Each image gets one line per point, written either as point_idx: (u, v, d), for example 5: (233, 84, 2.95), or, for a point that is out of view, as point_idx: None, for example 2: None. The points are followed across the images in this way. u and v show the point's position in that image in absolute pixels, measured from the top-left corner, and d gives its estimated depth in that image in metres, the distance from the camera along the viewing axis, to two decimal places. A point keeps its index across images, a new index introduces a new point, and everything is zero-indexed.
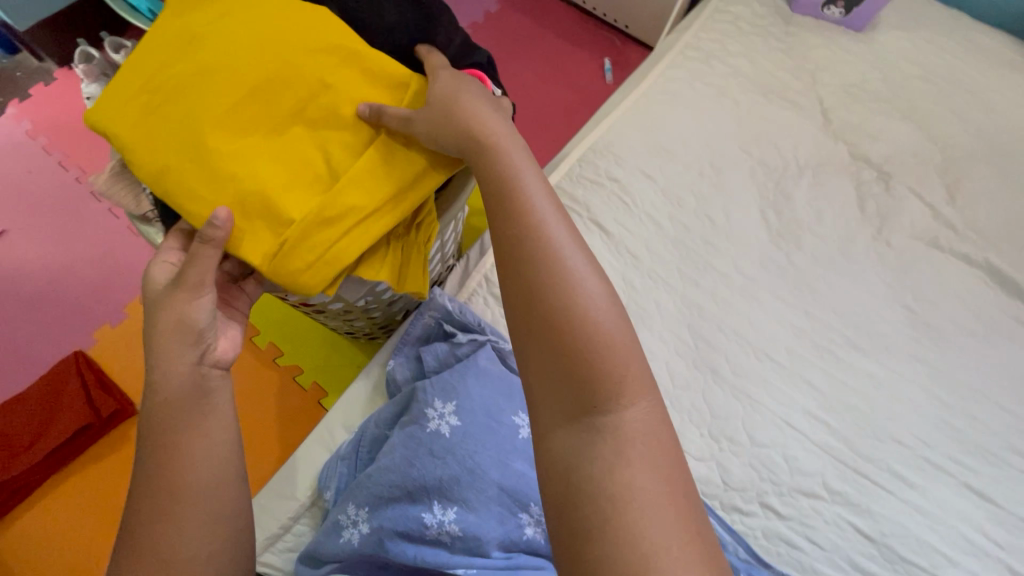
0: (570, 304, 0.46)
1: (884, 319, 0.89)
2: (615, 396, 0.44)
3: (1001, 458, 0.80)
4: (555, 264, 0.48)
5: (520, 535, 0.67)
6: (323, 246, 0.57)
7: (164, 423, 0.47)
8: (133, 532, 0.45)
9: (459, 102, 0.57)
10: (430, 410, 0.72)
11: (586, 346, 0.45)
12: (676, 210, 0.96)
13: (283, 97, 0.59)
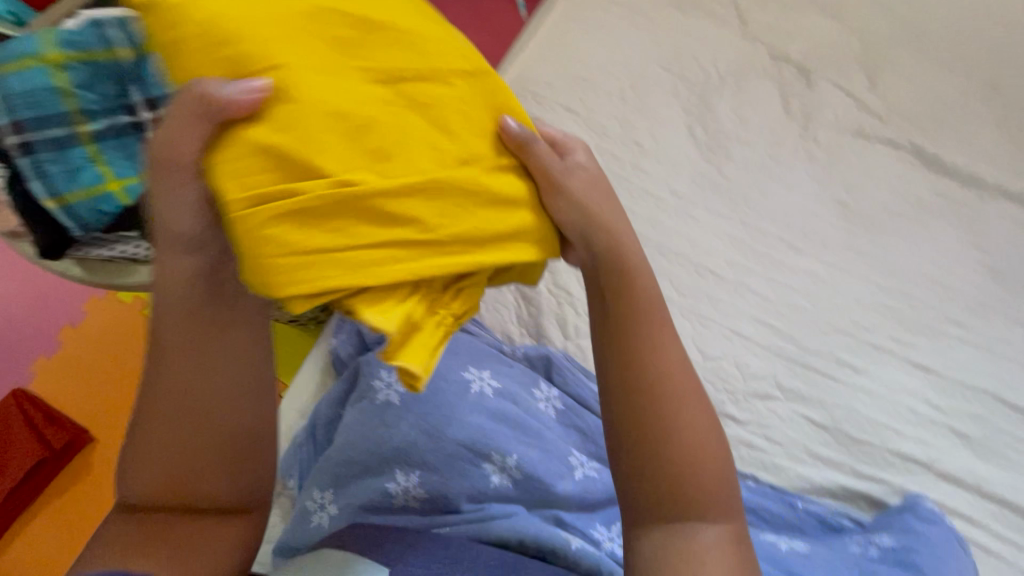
0: (676, 424, 0.44)
1: (819, 216, 0.90)
2: (699, 518, 0.44)
3: (942, 336, 0.84)
4: (676, 381, 0.45)
5: (487, 484, 0.68)
6: (349, 236, 0.39)
7: (176, 330, 0.46)
8: (141, 436, 0.47)
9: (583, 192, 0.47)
10: (376, 381, 0.73)
11: (688, 466, 0.44)
12: (604, 140, 0.94)
13: (403, 69, 0.43)
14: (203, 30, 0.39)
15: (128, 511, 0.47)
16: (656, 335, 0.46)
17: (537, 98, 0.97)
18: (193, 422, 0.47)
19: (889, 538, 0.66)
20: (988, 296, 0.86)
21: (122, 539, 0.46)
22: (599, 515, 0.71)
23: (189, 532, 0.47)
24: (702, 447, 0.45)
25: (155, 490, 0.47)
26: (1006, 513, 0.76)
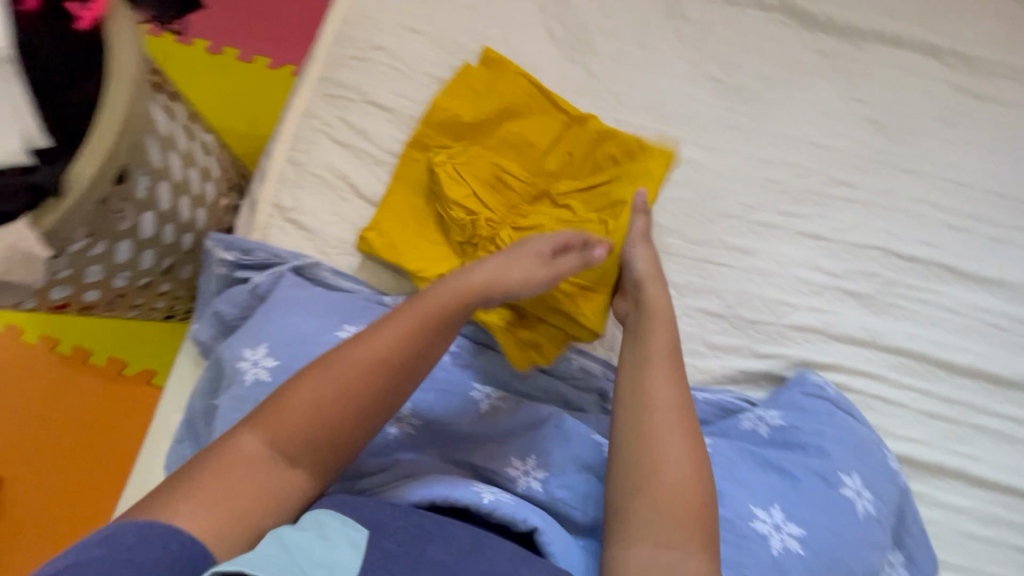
0: (664, 439, 0.61)
1: (694, 99, 0.87)
2: (676, 523, 0.57)
3: (827, 201, 0.84)
4: (676, 421, 0.62)
5: (387, 435, 0.73)
6: (586, 278, 0.81)
7: (411, 335, 0.59)
8: (315, 393, 0.56)
9: (643, 287, 0.73)
10: (242, 362, 0.67)
11: (672, 497, 0.58)
12: (457, 57, 0.87)
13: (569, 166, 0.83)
14: (574, 149, 0.83)
15: (252, 440, 0.54)
16: (658, 379, 0.65)
17: (376, 23, 0.88)
18: (361, 416, 0.56)
19: (779, 415, 0.72)
20: (866, 152, 0.86)
21: (225, 465, 0.52)
22: (495, 446, 0.74)
23: (257, 496, 0.51)
24: (687, 487, 0.59)
25: (282, 438, 0.54)
26: (900, 359, 0.78)
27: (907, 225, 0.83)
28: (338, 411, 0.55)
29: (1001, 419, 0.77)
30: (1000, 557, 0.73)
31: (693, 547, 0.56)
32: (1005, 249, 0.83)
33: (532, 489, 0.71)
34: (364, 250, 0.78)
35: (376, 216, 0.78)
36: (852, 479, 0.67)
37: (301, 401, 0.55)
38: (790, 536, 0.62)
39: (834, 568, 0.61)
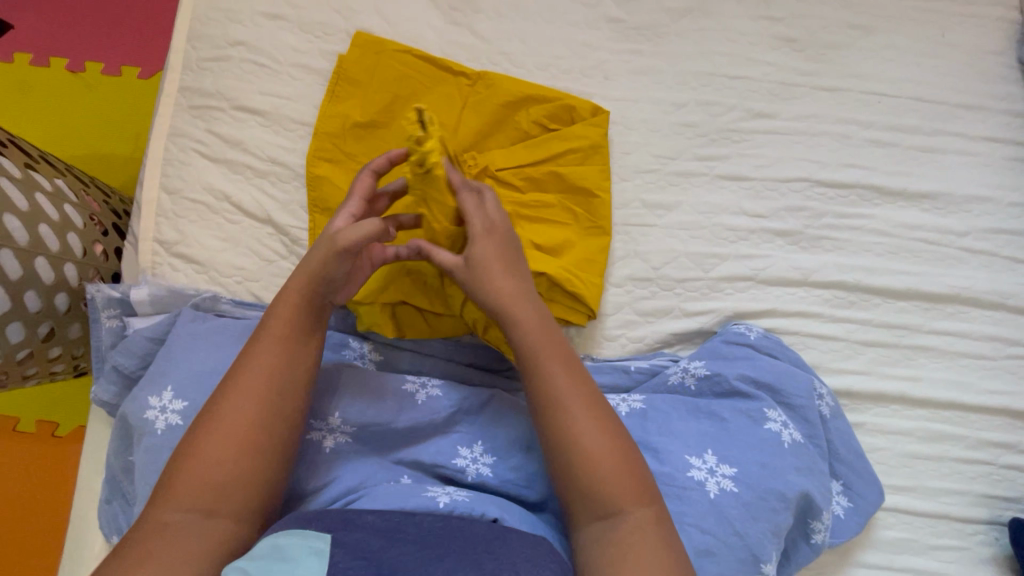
0: (575, 421, 0.55)
1: (594, 47, 0.80)
2: (611, 503, 0.52)
3: (747, 136, 0.79)
4: (583, 398, 0.56)
5: (323, 450, 0.67)
6: (570, 249, 0.73)
7: (275, 344, 0.57)
8: (201, 438, 0.52)
9: (489, 268, 0.60)
10: (146, 411, 0.61)
11: (599, 470, 0.53)
12: (326, 40, 0.78)
13: (500, 138, 0.77)
14: (496, 99, 0.77)
15: (168, 509, 0.49)
16: (549, 361, 0.57)
17: (229, 13, 0.78)
18: (255, 444, 0.53)
19: (702, 364, 0.70)
20: (783, 75, 0.81)
21: (148, 544, 0.47)
22: (436, 440, 0.70)
23: (193, 556, 0.47)
24: (609, 458, 0.53)
25: (192, 494, 0.50)
26: (834, 293, 0.76)
27: (831, 150, 0.79)
28: (231, 445, 0.52)
29: (939, 336, 0.76)
30: (944, 471, 0.74)
31: (630, 495, 0.52)
32: (933, 159, 0.79)
33: (483, 475, 0.68)
34: None
35: None
36: (777, 412, 0.67)
37: (196, 456, 0.51)
38: (724, 477, 0.62)
39: (769, 498, 0.62)
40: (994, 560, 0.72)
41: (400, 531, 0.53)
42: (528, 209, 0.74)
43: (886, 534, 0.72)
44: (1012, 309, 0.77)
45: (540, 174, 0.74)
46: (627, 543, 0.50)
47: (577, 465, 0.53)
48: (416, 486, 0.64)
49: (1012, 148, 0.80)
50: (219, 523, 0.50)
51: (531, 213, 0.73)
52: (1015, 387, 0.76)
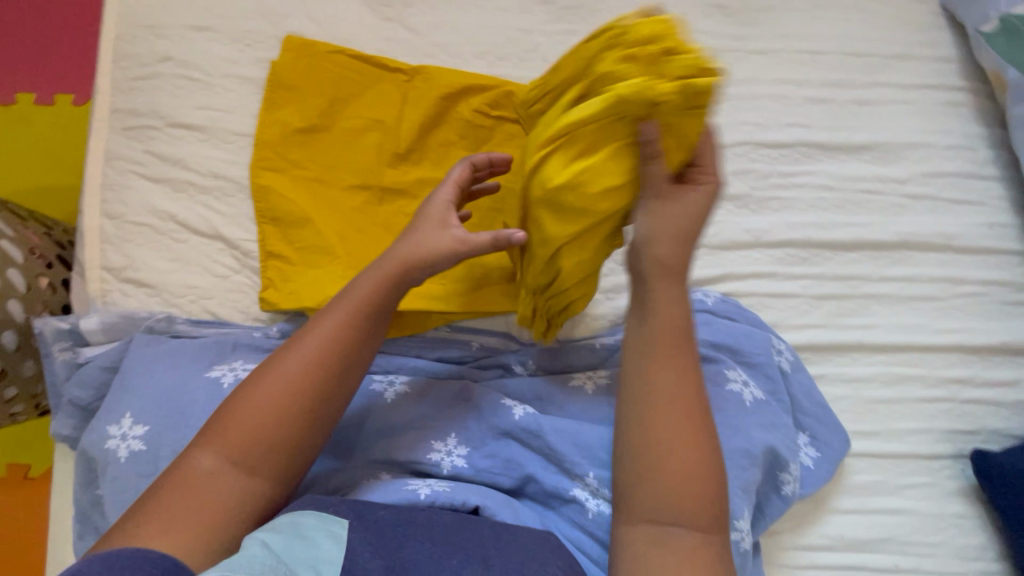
0: (676, 415, 0.55)
1: (529, 30, 0.81)
2: (677, 513, 0.53)
3: None
4: (681, 394, 0.56)
5: None
6: None
7: (348, 322, 0.58)
8: (260, 395, 0.54)
9: (659, 238, 0.59)
10: (106, 441, 0.60)
11: (679, 472, 0.53)
12: (256, 47, 0.77)
13: (448, 130, 0.78)
14: (437, 91, 0.77)
15: (209, 454, 0.52)
16: (669, 353, 0.57)
17: (153, 29, 0.76)
18: (303, 418, 0.55)
19: None
20: (717, 42, 0.82)
21: (189, 485, 0.51)
22: (407, 435, 0.70)
23: (221, 513, 0.50)
24: (684, 464, 0.54)
25: (237, 448, 0.52)
26: (786, 251, 0.78)
27: (770, 111, 0.81)
28: (288, 415, 0.54)
29: (891, 283, 0.78)
30: (907, 412, 0.76)
31: (693, 513, 0.53)
32: (868, 111, 0.82)
33: (458, 467, 0.69)
34: (269, 310, 0.72)
35: (266, 272, 0.72)
36: (737, 371, 0.68)
37: (247, 412, 0.53)
38: None
39: (735, 457, 0.63)
40: (962, 492, 0.75)
41: (410, 521, 0.55)
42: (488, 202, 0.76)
43: (857, 479, 0.74)
44: (958, 249, 0.79)
45: None
46: (677, 552, 0.52)
47: (661, 459, 0.54)
48: (395, 481, 0.66)
49: (945, 93, 0.83)
50: (254, 486, 0.52)
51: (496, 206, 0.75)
52: (967, 324, 0.78)
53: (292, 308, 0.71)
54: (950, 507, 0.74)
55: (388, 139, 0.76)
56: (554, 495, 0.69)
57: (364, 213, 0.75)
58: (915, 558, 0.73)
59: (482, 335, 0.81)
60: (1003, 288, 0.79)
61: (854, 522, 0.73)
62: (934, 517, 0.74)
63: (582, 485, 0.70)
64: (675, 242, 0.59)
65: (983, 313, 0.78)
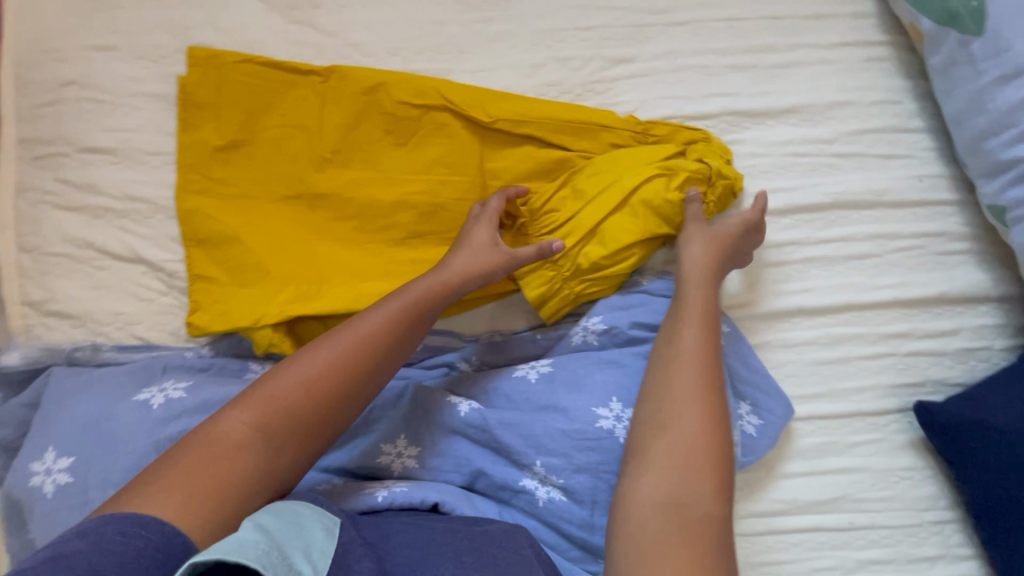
0: (693, 382, 0.60)
1: (443, 21, 0.80)
2: (691, 476, 0.54)
3: (608, 83, 0.79)
4: (697, 374, 0.60)
5: None
6: None
7: (396, 312, 0.62)
8: (303, 371, 0.56)
9: (696, 245, 0.70)
10: (31, 477, 0.59)
11: (691, 432, 0.57)
12: (162, 63, 0.75)
13: (373, 127, 0.75)
14: (355, 89, 0.74)
15: (237, 425, 0.53)
16: (688, 331, 0.64)
17: (53, 53, 0.74)
18: (333, 411, 0.56)
19: (601, 320, 0.74)
20: (635, 17, 0.81)
21: (210, 452, 0.51)
22: (356, 442, 0.71)
23: (232, 486, 0.50)
24: (697, 432, 0.57)
25: (267, 424, 0.53)
26: None
27: (694, 82, 0.80)
28: (326, 397, 0.56)
29: (827, 244, 0.78)
30: (851, 371, 0.77)
31: (704, 482, 0.54)
32: (792, 75, 0.81)
33: (409, 468, 0.69)
34: (199, 334, 0.70)
35: (197, 295, 0.70)
36: None
37: (285, 391, 0.55)
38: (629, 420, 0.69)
39: None
40: (910, 444, 0.76)
41: (388, 535, 0.56)
42: (421, 199, 0.74)
43: (805, 442, 0.75)
44: (890, 204, 0.79)
45: (424, 161, 0.75)
46: (688, 512, 0.52)
47: (673, 419, 0.58)
48: (347, 488, 0.66)
49: (866, 50, 0.83)
50: (276, 468, 0.53)
51: (429, 202, 0.74)
52: (904, 278, 0.78)
53: (225, 329, 0.69)
54: (900, 460, 0.75)
55: (310, 144, 0.74)
56: (504, 487, 0.69)
57: (292, 222, 0.73)
58: (868, 514, 0.74)
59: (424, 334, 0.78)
60: (938, 239, 0.79)
61: (806, 486, 0.74)
62: (885, 472, 0.75)
63: (531, 474, 0.69)
64: (711, 252, 0.70)
65: (919, 265, 0.79)
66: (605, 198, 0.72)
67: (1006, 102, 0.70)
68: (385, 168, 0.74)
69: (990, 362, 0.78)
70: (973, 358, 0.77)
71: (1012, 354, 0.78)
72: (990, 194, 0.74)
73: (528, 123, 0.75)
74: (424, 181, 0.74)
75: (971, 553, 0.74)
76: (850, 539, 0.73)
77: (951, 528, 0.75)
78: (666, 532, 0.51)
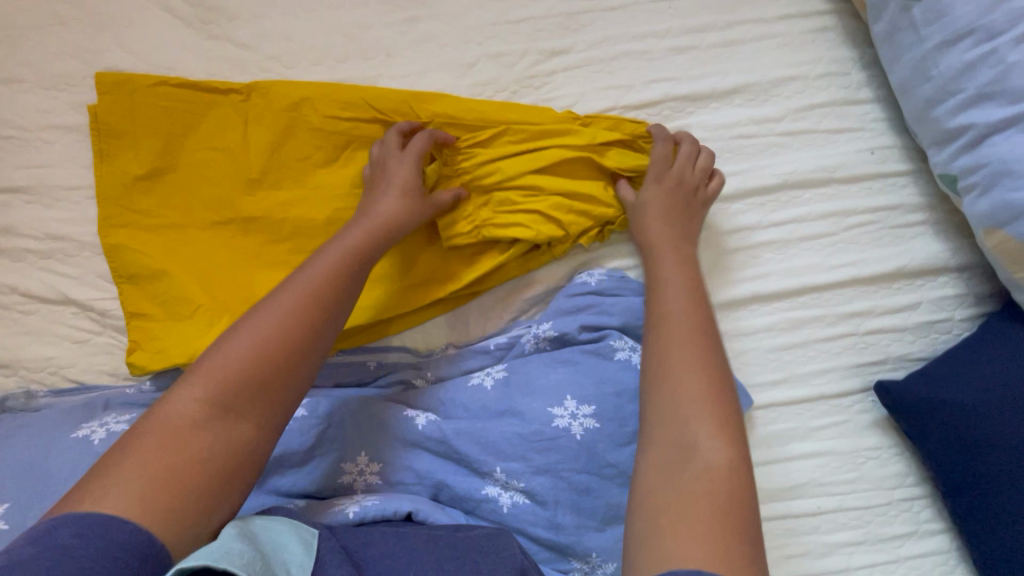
0: (680, 338, 0.57)
1: (367, 25, 0.76)
2: (698, 433, 0.50)
3: (543, 76, 0.76)
4: (688, 330, 0.58)
5: None
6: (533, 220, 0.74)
7: (339, 258, 0.58)
8: (249, 330, 0.51)
9: (651, 210, 0.70)
10: None
11: (691, 389, 0.53)
12: (72, 91, 0.71)
13: (302, 142, 0.72)
14: (279, 105, 0.71)
15: (188, 401, 0.47)
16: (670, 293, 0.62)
17: None
18: (291, 368, 0.51)
19: (550, 326, 0.73)
20: (568, 5, 0.78)
21: (162, 438, 0.45)
22: (314, 463, 0.67)
23: (196, 467, 0.44)
24: (695, 383, 0.53)
25: (221, 397, 0.47)
26: None
27: (634, 69, 0.77)
28: (280, 352, 0.50)
29: (781, 227, 0.76)
30: (812, 354, 0.75)
31: (712, 433, 0.50)
32: (735, 53, 0.79)
33: (372, 484, 0.67)
34: (139, 372, 0.67)
35: (131, 334, 0.68)
36: (622, 339, 0.71)
37: (231, 355, 0.49)
38: (585, 417, 0.66)
39: (627, 422, 0.67)
40: (875, 423, 0.75)
41: (368, 544, 0.53)
42: None
43: (769, 430, 0.74)
44: (842, 180, 0.77)
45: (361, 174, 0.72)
46: (697, 470, 0.47)
47: (668, 378, 0.54)
48: (318, 507, 0.63)
49: (810, 21, 0.80)
50: (241, 439, 0.47)
51: None
52: (861, 255, 0.76)
53: (162, 367, 0.67)
54: (866, 441, 0.75)
55: (237, 167, 0.71)
56: (466, 499, 0.66)
57: (226, 248, 0.70)
58: (837, 497, 0.73)
59: (377, 352, 0.76)
60: (892, 212, 0.77)
61: (774, 474, 0.73)
62: (851, 454, 0.74)
63: (493, 482, 0.66)
64: (667, 213, 0.69)
65: (875, 241, 0.77)
66: (533, 177, 0.70)
67: (950, 67, 0.68)
68: (318, 186, 0.72)
69: (951, 334, 0.76)
70: (933, 331, 0.76)
71: (973, 324, 0.77)
72: (941, 163, 0.72)
73: (461, 127, 0.71)
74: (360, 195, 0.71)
75: (942, 527, 0.74)
76: (820, 524, 0.73)
77: (921, 504, 0.74)
78: (681, 497, 0.46)
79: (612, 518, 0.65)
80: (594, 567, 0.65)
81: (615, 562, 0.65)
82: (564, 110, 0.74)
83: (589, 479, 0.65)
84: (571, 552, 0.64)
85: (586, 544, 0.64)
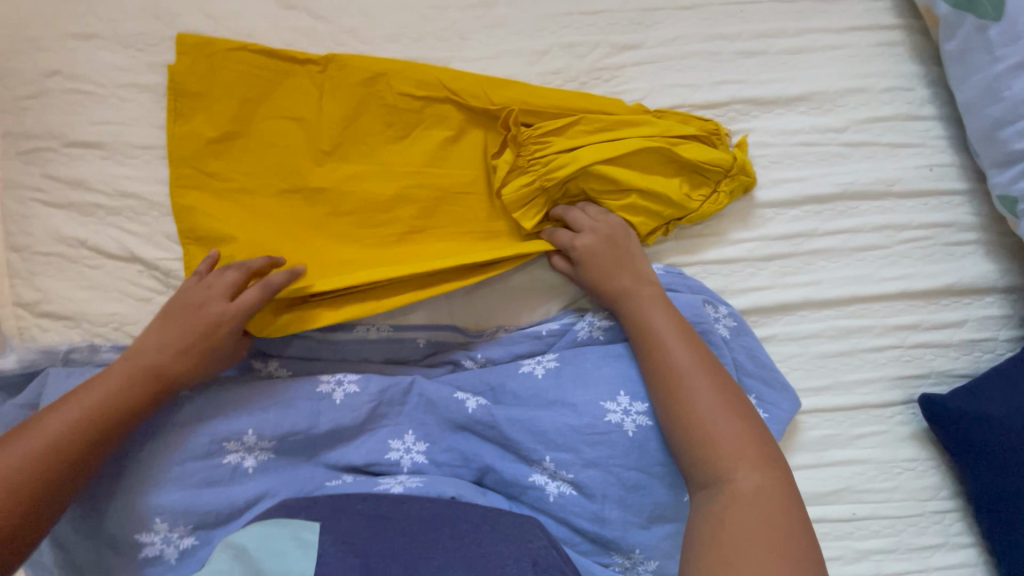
0: (691, 379, 0.62)
1: (444, 6, 0.77)
2: (731, 464, 0.58)
3: (616, 69, 0.77)
4: (700, 372, 0.63)
5: (243, 470, 0.64)
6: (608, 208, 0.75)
7: (115, 383, 0.60)
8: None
9: (601, 260, 0.69)
10: None
11: (719, 429, 0.59)
12: (149, 51, 0.72)
13: (374, 117, 0.72)
14: (354, 78, 0.72)
15: None
16: (661, 342, 0.65)
17: (35, 41, 0.71)
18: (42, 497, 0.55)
19: (604, 316, 0.74)
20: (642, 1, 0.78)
21: None
22: (365, 438, 0.68)
23: None
24: (725, 422, 0.60)
25: None
26: (729, 213, 0.77)
27: (703, 69, 0.78)
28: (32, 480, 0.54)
29: (836, 236, 0.77)
30: (858, 363, 0.76)
31: (747, 462, 0.58)
32: (803, 61, 0.79)
33: (419, 463, 0.68)
34: None
35: None
36: None
37: None
38: (638, 414, 0.67)
39: None
40: (914, 436, 0.76)
41: (388, 517, 0.56)
42: (423, 192, 0.72)
43: (811, 434, 0.75)
44: (900, 194, 0.78)
45: (430, 153, 0.72)
46: (744, 500, 0.55)
47: (696, 418, 0.60)
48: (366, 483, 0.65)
49: (879, 34, 0.81)
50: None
51: (433, 197, 0.72)
52: (914, 268, 0.78)
53: None
54: (903, 452, 0.76)
55: (309, 138, 0.71)
56: (513, 484, 0.67)
57: (292, 216, 0.71)
58: (871, 505, 0.75)
59: (428, 330, 0.74)
60: (946, 229, 0.78)
61: (813, 478, 0.75)
62: (889, 463, 0.76)
63: (540, 470, 0.67)
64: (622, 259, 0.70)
65: (927, 257, 0.78)
66: (608, 169, 0.70)
67: (1021, 91, 0.69)
68: (384, 162, 0.72)
69: (994, 353, 0.78)
70: (977, 349, 0.77)
71: (1016, 344, 0.78)
72: (1000, 185, 0.73)
73: (538, 113, 0.72)
74: (429, 173, 0.72)
75: (972, 541, 0.75)
76: (853, 530, 0.74)
77: (952, 517, 0.75)
78: (732, 529, 0.53)
79: (656, 516, 0.66)
80: (636, 561, 0.67)
81: (657, 561, 0.67)
82: (635, 105, 0.75)
83: (637, 476, 0.66)
84: (613, 547, 0.66)
85: (630, 539, 0.66)
